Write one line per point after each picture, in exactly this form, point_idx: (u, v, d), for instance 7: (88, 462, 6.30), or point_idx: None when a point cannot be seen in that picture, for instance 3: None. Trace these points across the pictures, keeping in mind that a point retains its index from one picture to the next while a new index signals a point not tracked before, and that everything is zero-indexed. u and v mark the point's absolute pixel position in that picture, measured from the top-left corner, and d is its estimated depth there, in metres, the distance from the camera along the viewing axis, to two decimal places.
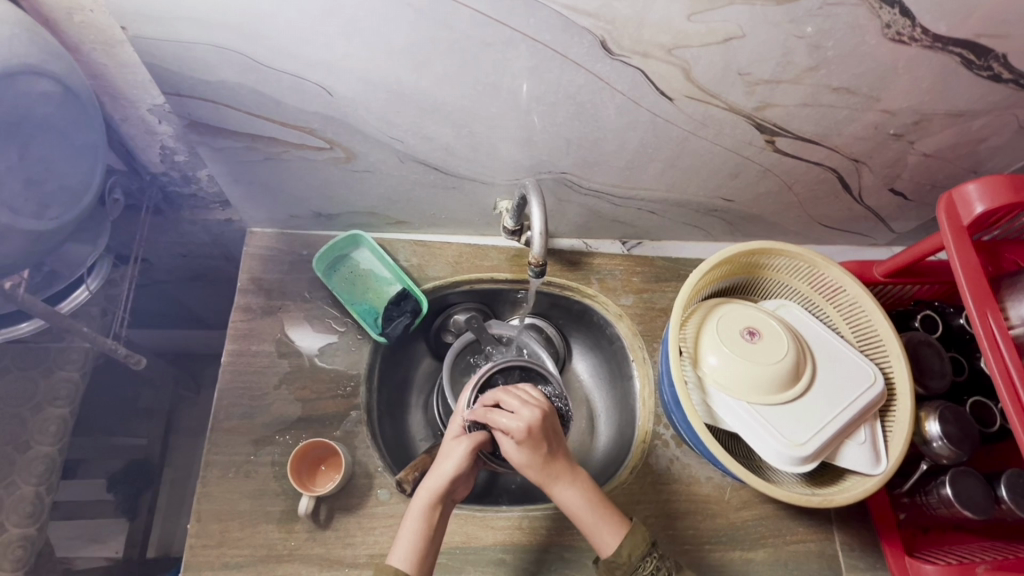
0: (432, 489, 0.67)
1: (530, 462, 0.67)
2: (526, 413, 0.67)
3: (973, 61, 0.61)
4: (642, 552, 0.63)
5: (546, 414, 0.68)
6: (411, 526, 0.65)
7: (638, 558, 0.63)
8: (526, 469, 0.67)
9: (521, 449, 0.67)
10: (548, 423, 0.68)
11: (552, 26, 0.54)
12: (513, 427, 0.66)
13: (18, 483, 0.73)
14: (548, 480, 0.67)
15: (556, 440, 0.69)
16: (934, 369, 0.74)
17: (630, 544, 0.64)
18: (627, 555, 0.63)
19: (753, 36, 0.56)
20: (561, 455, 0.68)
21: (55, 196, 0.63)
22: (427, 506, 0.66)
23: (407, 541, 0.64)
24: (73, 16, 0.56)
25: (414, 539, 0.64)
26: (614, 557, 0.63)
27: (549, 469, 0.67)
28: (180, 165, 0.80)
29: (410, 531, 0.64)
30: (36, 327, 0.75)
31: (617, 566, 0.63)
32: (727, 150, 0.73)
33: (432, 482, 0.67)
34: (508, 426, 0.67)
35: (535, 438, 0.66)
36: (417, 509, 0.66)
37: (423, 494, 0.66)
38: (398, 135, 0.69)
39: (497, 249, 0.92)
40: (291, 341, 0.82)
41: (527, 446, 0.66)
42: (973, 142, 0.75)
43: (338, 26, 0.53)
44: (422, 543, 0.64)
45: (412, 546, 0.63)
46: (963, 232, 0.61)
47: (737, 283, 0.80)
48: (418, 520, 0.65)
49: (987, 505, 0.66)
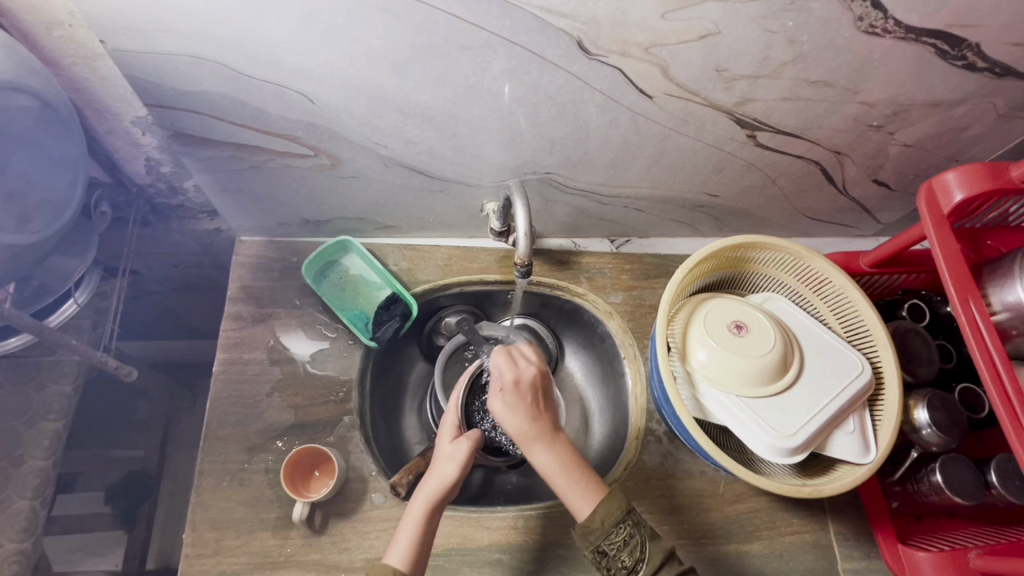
0: (432, 492, 0.66)
1: (510, 414, 0.68)
2: (523, 366, 0.71)
3: (948, 51, 0.62)
4: (616, 518, 0.63)
5: (542, 375, 0.71)
6: (409, 528, 0.64)
7: (611, 525, 0.62)
8: (506, 421, 0.68)
9: (506, 397, 0.68)
10: (540, 382, 0.70)
11: (528, 28, 0.54)
12: (506, 375, 0.70)
13: (12, 498, 0.73)
14: (524, 438, 0.67)
15: (545, 404, 0.70)
16: (921, 357, 0.74)
17: (604, 510, 0.63)
18: (601, 521, 0.62)
19: (729, 32, 0.56)
20: (545, 417, 0.68)
21: (38, 210, 0.63)
22: (428, 510, 0.65)
23: (405, 543, 0.64)
24: (53, 31, 0.56)
25: (411, 539, 0.64)
26: (588, 521, 0.63)
27: (529, 428, 0.67)
28: (166, 175, 0.80)
29: (409, 533, 0.64)
30: (24, 341, 0.74)
31: (590, 530, 0.63)
32: (710, 146, 0.74)
33: (432, 486, 0.67)
34: (503, 375, 0.70)
35: (523, 391, 0.69)
36: (417, 512, 0.65)
37: (423, 497, 0.66)
38: (381, 140, 0.69)
39: (486, 250, 0.92)
40: (283, 348, 0.82)
41: (512, 395, 0.68)
42: (952, 131, 0.76)
43: (316, 33, 0.53)
44: (417, 545, 0.64)
45: (409, 547, 0.63)
46: (944, 220, 0.61)
47: (724, 278, 0.81)
48: (418, 522, 0.65)
49: (976, 491, 0.67)
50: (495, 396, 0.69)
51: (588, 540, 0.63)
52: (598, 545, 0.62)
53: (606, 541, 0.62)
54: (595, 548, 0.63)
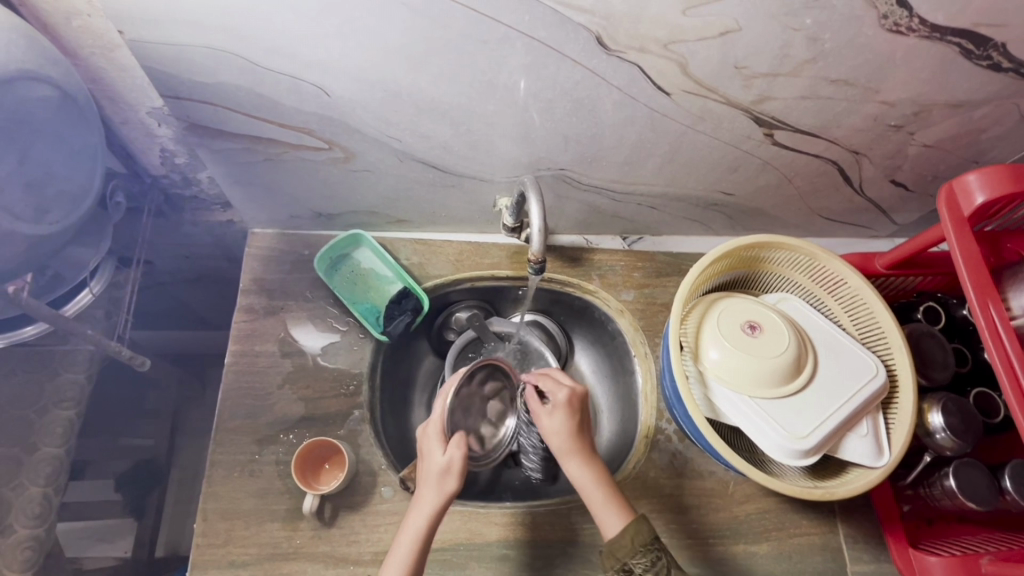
0: (432, 505, 0.66)
1: (554, 429, 0.69)
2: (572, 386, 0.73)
3: (972, 51, 0.61)
4: (645, 539, 0.62)
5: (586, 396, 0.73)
6: (407, 542, 0.64)
7: (642, 544, 0.62)
8: (550, 434, 0.69)
9: (558, 413, 0.70)
10: (587, 402, 0.73)
11: (548, 23, 0.54)
12: (559, 393, 0.71)
13: (25, 485, 0.73)
14: (568, 448, 0.68)
15: (585, 423, 0.71)
16: (937, 361, 0.74)
17: (634, 530, 0.63)
18: (630, 539, 0.62)
19: (750, 29, 0.56)
20: (585, 436, 0.70)
21: (56, 200, 0.64)
22: (429, 522, 0.65)
23: (402, 556, 0.64)
24: (72, 21, 0.56)
25: (407, 552, 0.64)
26: (614, 540, 0.63)
27: (573, 441, 0.69)
28: (180, 167, 0.81)
29: (406, 548, 0.64)
30: (39, 331, 0.76)
31: (617, 547, 0.62)
32: (726, 144, 0.73)
33: (432, 498, 0.66)
34: (554, 393, 0.72)
35: (573, 409, 0.70)
36: (417, 523, 0.65)
37: (423, 510, 0.65)
38: (395, 134, 0.69)
39: (498, 246, 0.91)
40: (294, 340, 0.82)
41: (565, 412, 0.70)
42: (974, 132, 0.75)
43: (333, 26, 0.53)
44: (415, 559, 0.64)
45: (408, 559, 0.63)
46: (964, 223, 0.60)
47: (737, 277, 0.80)
48: (416, 533, 0.64)
49: (991, 497, 0.67)
50: (543, 409, 0.71)
51: (614, 558, 0.62)
52: (625, 562, 0.62)
53: (634, 560, 0.61)
54: (621, 566, 0.62)
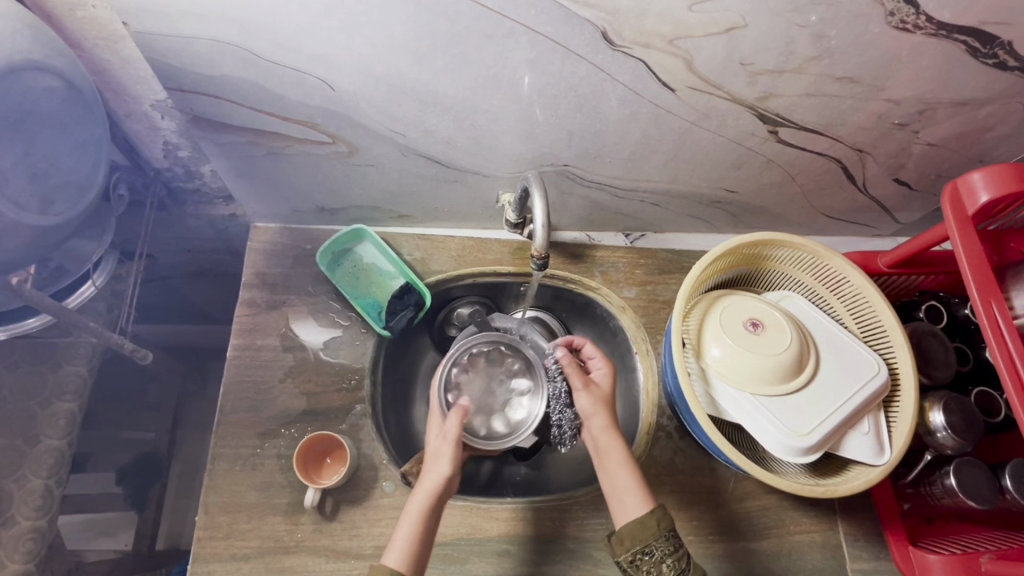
0: (429, 490, 0.65)
1: (599, 401, 0.72)
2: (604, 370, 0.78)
3: (978, 49, 0.60)
4: (667, 525, 0.62)
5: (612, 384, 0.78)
6: (406, 529, 0.63)
7: (667, 527, 0.62)
8: (591, 410, 0.71)
9: (602, 390, 0.73)
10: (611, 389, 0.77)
11: (553, 18, 0.54)
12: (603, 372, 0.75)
13: (27, 476, 0.73)
14: (605, 422, 0.70)
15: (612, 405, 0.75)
16: (938, 359, 0.74)
17: (659, 514, 0.63)
18: (656, 520, 0.62)
19: (755, 26, 0.56)
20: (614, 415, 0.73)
21: (60, 191, 0.64)
22: (427, 508, 0.64)
23: (402, 544, 0.62)
24: (76, 12, 0.56)
25: (409, 539, 0.62)
26: (638, 522, 0.63)
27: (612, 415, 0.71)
28: (183, 160, 0.81)
29: (406, 535, 0.63)
30: (42, 322, 0.75)
31: (639, 530, 0.62)
32: (730, 141, 0.73)
33: (428, 484, 0.66)
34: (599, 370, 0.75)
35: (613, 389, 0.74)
36: (415, 509, 0.64)
37: (421, 498, 0.65)
38: (399, 128, 0.69)
39: (500, 242, 0.91)
40: (295, 335, 0.82)
41: (608, 390, 0.74)
42: (978, 131, 0.74)
43: (338, 20, 0.53)
44: (416, 547, 0.62)
45: (408, 548, 0.62)
46: (967, 221, 0.60)
47: (740, 274, 0.80)
48: (416, 520, 0.63)
49: (990, 495, 0.67)
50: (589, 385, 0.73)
51: (636, 540, 0.62)
52: (647, 543, 0.61)
53: (656, 542, 0.61)
54: (641, 547, 0.61)
